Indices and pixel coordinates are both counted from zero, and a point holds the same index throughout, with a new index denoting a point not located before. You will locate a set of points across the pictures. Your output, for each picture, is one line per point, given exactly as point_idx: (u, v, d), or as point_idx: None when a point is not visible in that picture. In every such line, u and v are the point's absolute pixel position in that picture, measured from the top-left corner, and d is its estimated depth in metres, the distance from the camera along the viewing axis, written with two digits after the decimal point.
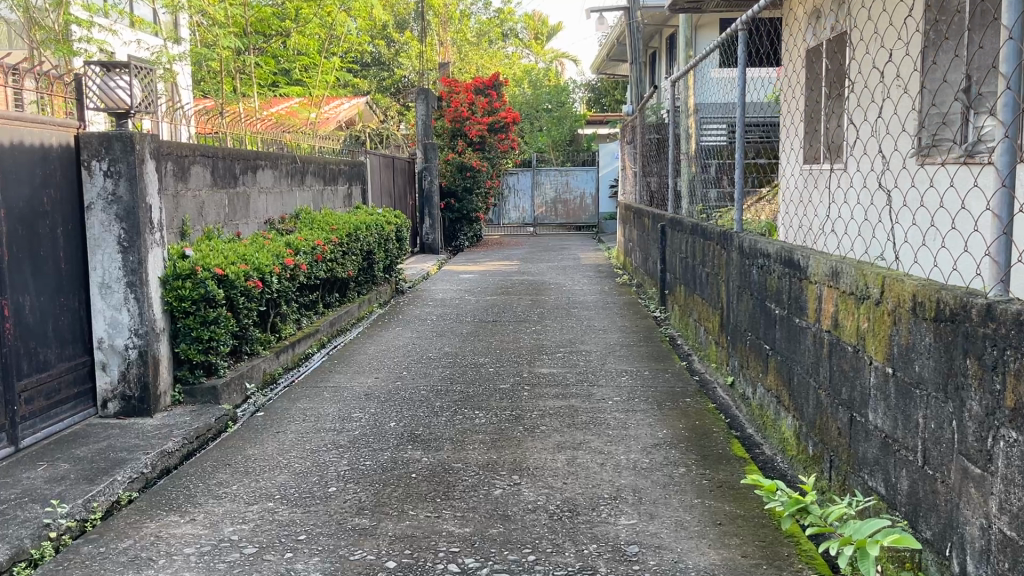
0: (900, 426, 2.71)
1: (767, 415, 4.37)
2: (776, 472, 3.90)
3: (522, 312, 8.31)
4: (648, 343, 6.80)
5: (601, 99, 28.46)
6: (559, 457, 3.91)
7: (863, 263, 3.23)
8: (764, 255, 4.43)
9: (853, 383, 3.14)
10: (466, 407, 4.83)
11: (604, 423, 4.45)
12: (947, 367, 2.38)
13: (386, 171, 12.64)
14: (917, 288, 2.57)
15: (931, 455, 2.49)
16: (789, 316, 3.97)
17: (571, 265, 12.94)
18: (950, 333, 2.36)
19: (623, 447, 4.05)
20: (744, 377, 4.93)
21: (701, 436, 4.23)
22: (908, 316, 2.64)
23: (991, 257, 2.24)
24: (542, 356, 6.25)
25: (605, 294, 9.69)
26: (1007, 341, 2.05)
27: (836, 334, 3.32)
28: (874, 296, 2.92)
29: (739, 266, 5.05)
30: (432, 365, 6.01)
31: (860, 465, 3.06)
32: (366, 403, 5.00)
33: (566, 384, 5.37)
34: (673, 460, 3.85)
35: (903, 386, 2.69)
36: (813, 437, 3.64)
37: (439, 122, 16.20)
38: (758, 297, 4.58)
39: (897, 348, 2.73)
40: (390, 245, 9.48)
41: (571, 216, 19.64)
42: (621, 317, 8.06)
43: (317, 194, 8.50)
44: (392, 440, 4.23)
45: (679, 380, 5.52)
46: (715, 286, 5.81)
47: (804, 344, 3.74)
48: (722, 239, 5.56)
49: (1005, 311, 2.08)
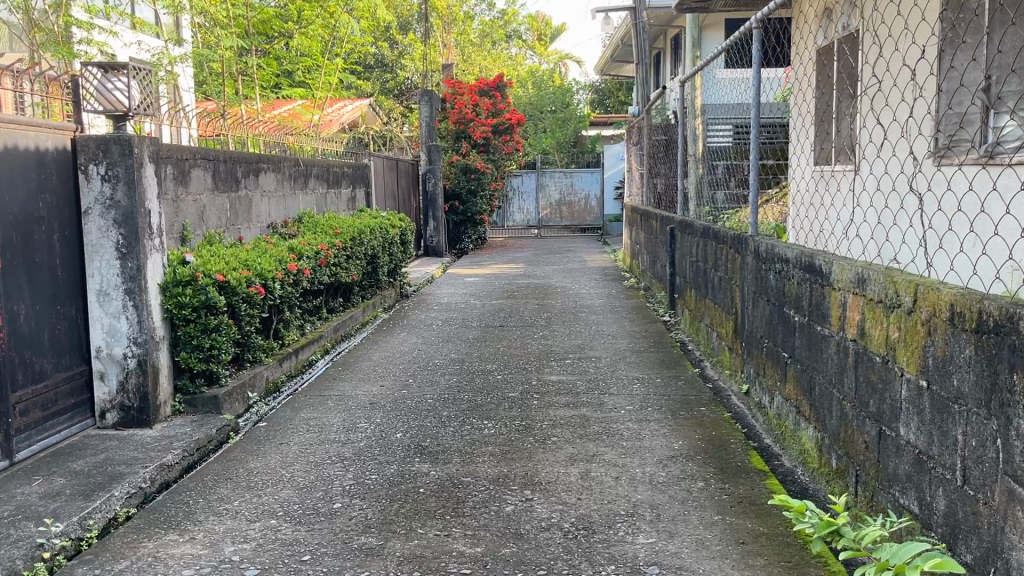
0: (936, 442, 2.57)
1: (785, 425, 4.23)
2: (798, 486, 3.75)
3: (529, 316, 8.17)
4: (659, 348, 6.65)
5: (605, 100, 28.33)
6: (572, 471, 3.77)
7: (891, 269, 3.10)
8: (782, 259, 4.29)
9: (881, 396, 3.00)
10: (475, 417, 4.70)
11: (618, 434, 4.31)
12: (991, 382, 2.24)
13: (390, 173, 12.51)
14: (957, 297, 2.44)
15: (972, 475, 2.36)
16: (810, 323, 3.83)
17: (577, 267, 12.80)
18: (995, 345, 2.22)
19: (638, 459, 3.92)
20: (760, 385, 4.78)
21: (718, 447, 4.10)
22: (945, 327, 2.50)
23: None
24: (551, 362, 6.11)
25: (612, 298, 9.55)
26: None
27: (863, 343, 3.18)
28: (906, 305, 2.78)
29: (754, 270, 4.91)
30: (438, 372, 5.88)
31: (890, 482, 2.92)
32: (371, 413, 4.86)
33: (576, 391, 5.24)
34: (690, 473, 3.72)
35: (939, 401, 2.55)
36: (836, 450, 3.50)
37: (442, 123, 16.07)
38: (776, 303, 4.44)
39: (932, 361, 2.59)
40: (394, 248, 9.34)
41: (576, 217, 19.50)
42: (629, 321, 7.91)
43: (320, 197, 8.38)
44: (398, 452, 4.10)
45: (692, 388, 5.38)
46: (728, 291, 5.67)
47: (826, 353, 3.60)
48: (736, 243, 5.42)
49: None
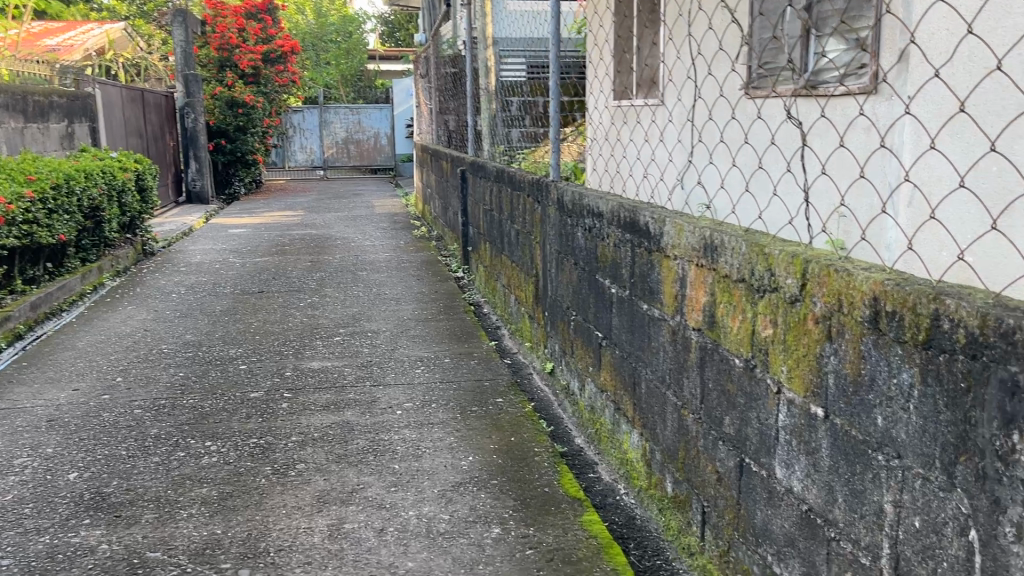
0: (841, 503, 1.70)
1: (602, 423, 3.38)
2: (624, 515, 2.90)
3: (297, 276, 6.85)
4: (450, 314, 5.62)
5: (394, 34, 26.71)
6: (319, 525, 2.64)
7: (751, 234, 2.17)
8: (593, 213, 3.35)
9: (744, 415, 2.11)
10: (195, 436, 3.41)
11: (387, 453, 3.22)
12: (956, 434, 1.36)
13: (133, 106, 10.49)
14: (882, 287, 1.54)
15: (913, 572, 1.49)
16: (634, 301, 2.92)
17: (363, 214, 11.47)
18: (967, 374, 1.33)
19: (413, 494, 2.87)
20: (568, 366, 3.90)
21: (521, 463, 3.15)
22: (861, 332, 1.60)
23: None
24: (315, 341, 4.88)
25: (399, 249, 8.40)
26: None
27: (713, 336, 2.28)
28: (787, 292, 1.87)
29: (557, 225, 3.96)
30: (162, 364, 4.48)
31: (758, 538, 2.08)
32: (44, 438, 3.44)
33: (341, 383, 4.08)
34: (483, 514, 2.72)
35: (850, 444, 1.66)
36: (672, 472, 2.65)
37: (202, 49, 13.93)
38: (587, 270, 3.51)
39: (836, 380, 1.70)
40: (128, 196, 7.59)
41: (365, 157, 17.97)
42: (416, 279, 6.81)
43: (12, 133, 6.51)
44: (62, 511, 2.76)
45: (488, 368, 4.40)
46: (526, 248, 4.71)
47: (659, 342, 2.71)
48: (534, 189, 4.45)
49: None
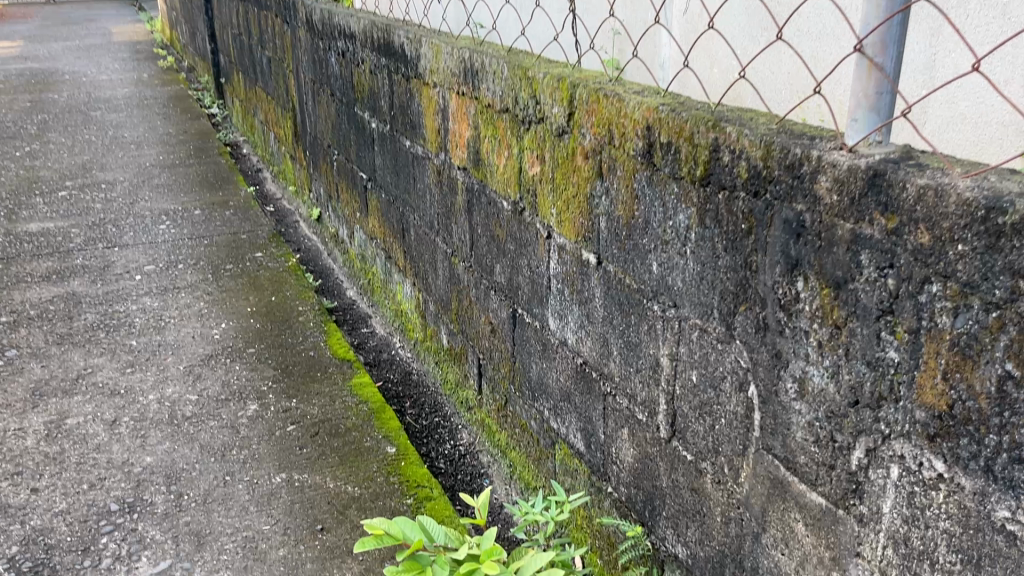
0: (615, 357, 1.56)
1: (373, 273, 3.18)
2: (400, 372, 2.72)
3: (13, 120, 5.80)
4: (202, 158, 4.98)
5: None
6: (33, 424, 2.22)
7: (514, 53, 1.89)
8: (343, 33, 2.90)
9: (515, 263, 1.92)
10: None
11: (122, 329, 2.78)
12: (737, 283, 1.20)
13: None
14: (655, 114, 1.32)
15: (690, 430, 1.36)
16: (395, 136, 2.60)
17: (98, 43, 9.95)
18: (748, 213, 1.15)
19: (153, 375, 2.49)
20: (334, 212, 3.62)
21: (283, 324, 2.84)
22: (634, 169, 1.41)
23: (868, 48, 0.98)
24: (34, 198, 4.14)
25: (141, 84, 7.33)
26: (967, 258, 0.85)
27: (480, 176, 2.05)
28: (554, 123, 1.64)
29: (309, 50, 3.46)
30: None
31: (533, 392, 1.94)
32: None
33: (65, 248, 3.48)
34: (238, 390, 2.41)
35: (624, 295, 1.49)
36: (446, 323, 2.47)
37: None
38: (343, 102, 3.11)
39: (608, 223, 1.51)
40: None
41: None
42: (162, 118, 5.98)
43: None
44: None
45: (245, 218, 3.93)
46: (280, 79, 4.16)
47: (425, 183, 2.43)
48: (281, 7, 3.86)
49: (955, 187, 0.86)
